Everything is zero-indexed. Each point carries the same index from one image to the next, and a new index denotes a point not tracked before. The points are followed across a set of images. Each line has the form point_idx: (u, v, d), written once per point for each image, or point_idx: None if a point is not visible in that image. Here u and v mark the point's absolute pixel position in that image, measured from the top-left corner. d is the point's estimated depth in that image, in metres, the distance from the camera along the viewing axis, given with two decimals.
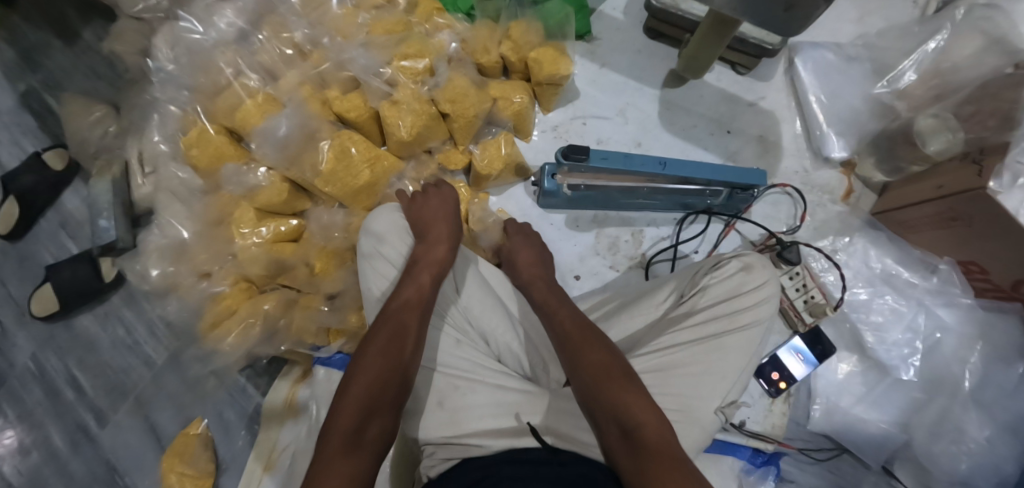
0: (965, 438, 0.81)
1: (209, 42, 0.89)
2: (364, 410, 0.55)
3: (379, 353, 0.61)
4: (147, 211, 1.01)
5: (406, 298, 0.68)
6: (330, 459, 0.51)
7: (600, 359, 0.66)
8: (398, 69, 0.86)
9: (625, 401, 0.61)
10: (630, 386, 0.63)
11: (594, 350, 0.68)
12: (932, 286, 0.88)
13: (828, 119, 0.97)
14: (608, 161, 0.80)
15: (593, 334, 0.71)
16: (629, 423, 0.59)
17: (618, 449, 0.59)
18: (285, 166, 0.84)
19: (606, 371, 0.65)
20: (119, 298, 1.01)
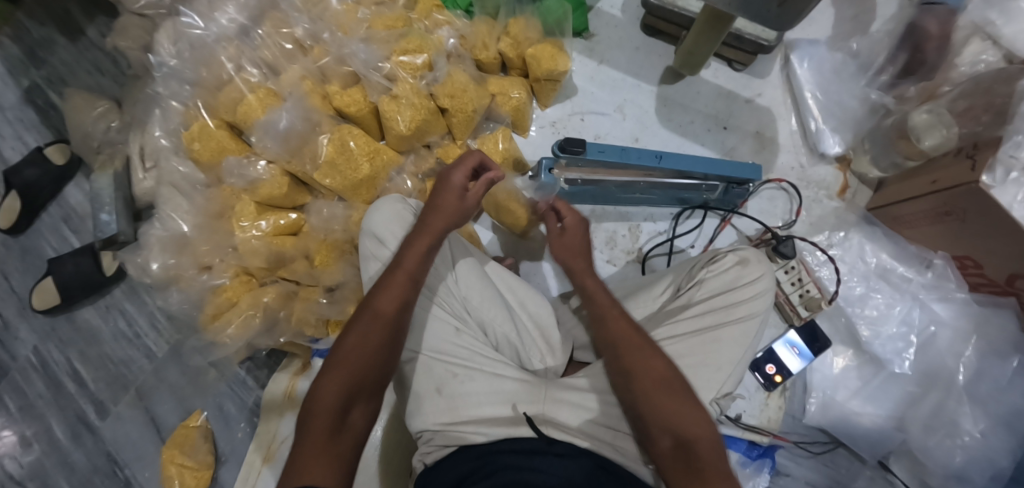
0: (960, 432, 0.81)
1: (210, 37, 0.90)
2: (344, 393, 0.56)
3: (370, 339, 0.60)
4: (148, 205, 1.02)
5: (393, 277, 0.65)
6: (311, 444, 0.53)
7: (653, 366, 0.62)
8: (397, 64, 0.86)
9: (676, 413, 0.59)
10: (678, 393, 0.61)
11: (646, 356, 0.63)
12: (927, 280, 0.89)
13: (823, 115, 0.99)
14: (605, 154, 0.82)
15: (640, 334, 0.65)
16: (674, 427, 0.58)
17: (666, 460, 0.58)
18: (286, 159, 0.85)
19: (661, 383, 0.61)
20: (120, 291, 1.02)
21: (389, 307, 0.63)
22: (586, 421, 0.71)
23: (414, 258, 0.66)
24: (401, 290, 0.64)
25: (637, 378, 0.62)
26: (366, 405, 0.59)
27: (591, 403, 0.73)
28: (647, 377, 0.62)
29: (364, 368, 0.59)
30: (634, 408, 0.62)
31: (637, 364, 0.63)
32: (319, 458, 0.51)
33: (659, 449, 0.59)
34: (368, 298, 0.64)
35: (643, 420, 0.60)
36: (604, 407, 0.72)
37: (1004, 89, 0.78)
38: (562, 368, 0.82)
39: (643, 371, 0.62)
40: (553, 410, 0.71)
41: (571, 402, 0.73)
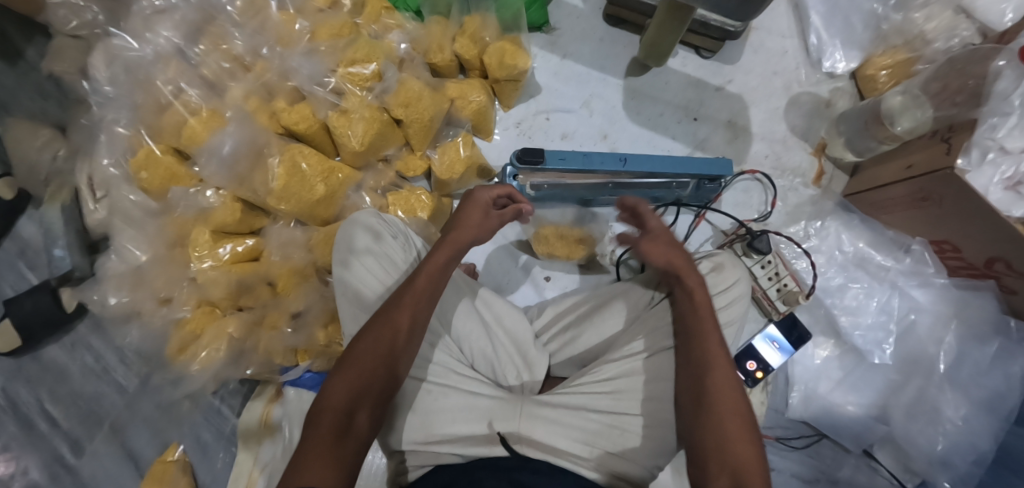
0: (942, 419, 0.80)
1: (147, 59, 0.86)
2: (354, 396, 0.55)
3: (384, 347, 0.60)
4: (104, 235, 0.98)
5: (407, 292, 0.64)
6: (316, 441, 0.51)
7: (728, 400, 0.61)
8: (344, 76, 0.82)
9: (736, 449, 0.57)
10: (741, 428, 0.59)
11: (727, 388, 0.61)
12: (905, 267, 0.87)
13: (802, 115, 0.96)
14: (565, 162, 0.80)
15: (731, 372, 0.63)
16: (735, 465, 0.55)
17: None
18: (234, 186, 0.81)
19: (736, 417, 0.59)
20: (85, 326, 0.99)
21: (404, 320, 0.62)
22: (563, 439, 0.68)
23: (424, 276, 0.66)
24: (417, 306, 0.64)
25: (717, 405, 0.60)
26: (373, 410, 0.57)
27: (566, 418, 0.70)
28: (724, 407, 0.60)
29: (382, 379, 0.58)
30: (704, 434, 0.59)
31: (718, 395, 0.61)
32: (322, 459, 0.49)
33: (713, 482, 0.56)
34: (382, 307, 0.63)
35: (702, 441, 0.59)
36: (581, 422, 0.70)
37: (978, 71, 0.75)
38: (538, 385, 0.79)
39: (721, 400, 0.61)
40: (530, 426, 0.69)
41: (549, 418, 0.70)
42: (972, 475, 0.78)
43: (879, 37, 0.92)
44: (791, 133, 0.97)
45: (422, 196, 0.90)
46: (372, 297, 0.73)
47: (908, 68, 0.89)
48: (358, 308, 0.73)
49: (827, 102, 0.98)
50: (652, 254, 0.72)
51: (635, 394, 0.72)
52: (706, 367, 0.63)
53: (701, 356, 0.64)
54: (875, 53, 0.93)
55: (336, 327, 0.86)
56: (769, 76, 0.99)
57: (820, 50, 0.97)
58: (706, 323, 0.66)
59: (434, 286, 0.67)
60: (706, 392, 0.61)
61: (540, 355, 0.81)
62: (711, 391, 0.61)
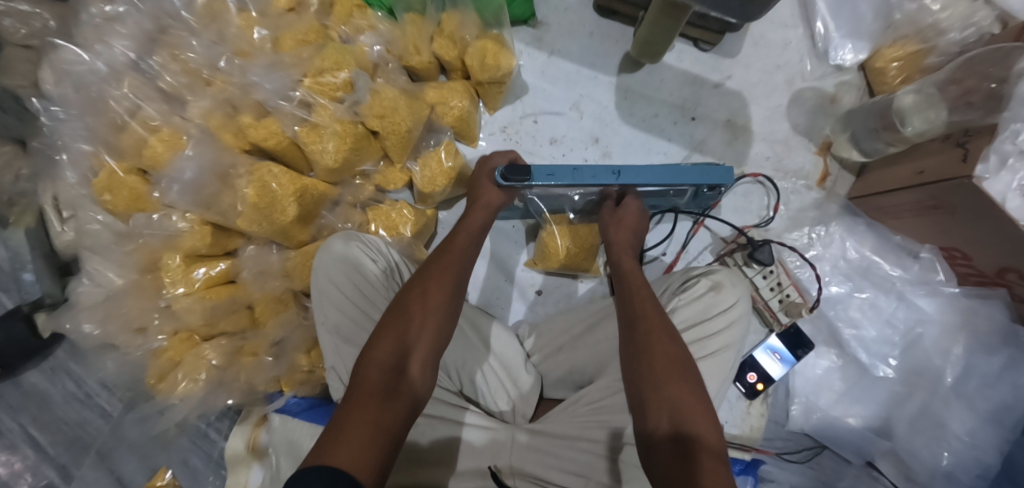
0: (947, 434, 0.77)
1: (99, 75, 0.79)
2: (399, 355, 0.55)
3: (426, 319, 0.59)
4: (75, 257, 0.94)
5: (438, 270, 0.64)
6: (361, 398, 0.50)
7: (672, 373, 0.56)
8: (312, 88, 0.76)
9: (674, 394, 0.55)
10: (697, 401, 0.54)
11: (677, 359, 0.58)
12: (912, 275, 0.83)
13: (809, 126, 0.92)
14: (554, 178, 0.72)
15: (675, 344, 0.59)
16: (681, 413, 0.53)
17: (663, 462, 0.51)
18: (200, 210, 0.76)
19: (668, 359, 0.58)
20: (63, 352, 0.96)
21: (442, 292, 0.62)
22: (554, 470, 0.66)
23: (453, 253, 0.67)
24: (453, 276, 0.64)
25: (653, 380, 0.56)
26: (424, 367, 0.56)
27: (562, 449, 0.67)
28: (663, 379, 0.56)
29: (425, 348, 0.57)
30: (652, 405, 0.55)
31: (669, 367, 0.57)
32: (364, 419, 0.48)
33: (659, 456, 0.52)
34: (416, 280, 0.63)
35: (644, 406, 0.55)
36: (580, 454, 0.66)
37: (999, 72, 0.69)
38: (531, 410, 0.76)
39: (670, 373, 0.56)
40: (522, 459, 0.66)
41: (538, 448, 0.67)
42: None
43: (890, 28, 0.86)
44: (793, 132, 0.92)
45: (404, 212, 0.85)
46: (353, 325, 0.69)
47: (920, 61, 0.83)
48: (338, 338, 0.68)
49: (832, 98, 0.91)
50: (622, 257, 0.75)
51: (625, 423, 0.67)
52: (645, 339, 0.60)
53: (634, 311, 0.64)
54: (883, 45, 0.87)
55: (318, 351, 0.84)
56: (771, 70, 0.93)
57: (825, 42, 0.90)
58: (645, 303, 0.65)
59: (463, 264, 0.67)
60: (640, 365, 0.58)
61: (531, 378, 0.78)
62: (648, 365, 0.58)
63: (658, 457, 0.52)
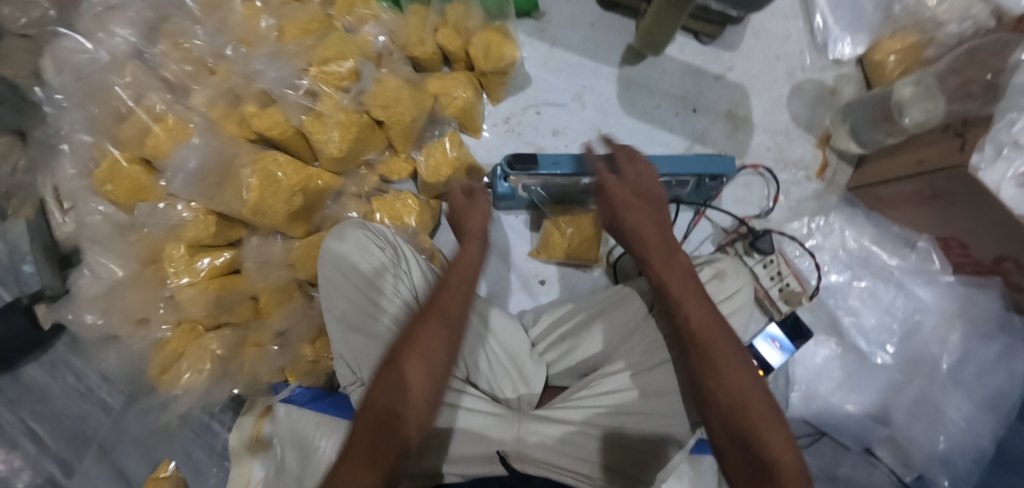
0: (945, 420, 0.79)
1: (101, 64, 0.79)
2: (391, 402, 0.50)
3: (417, 363, 0.52)
4: (76, 249, 0.93)
5: (432, 309, 0.56)
6: (355, 455, 0.47)
7: (734, 374, 0.50)
8: (318, 76, 0.76)
9: (734, 389, 0.49)
10: (761, 401, 0.49)
11: (732, 355, 0.51)
12: (910, 265, 0.84)
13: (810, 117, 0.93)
14: (560, 167, 0.74)
15: (718, 323, 0.54)
16: (743, 411, 0.48)
17: (740, 479, 0.46)
18: (205, 200, 0.75)
19: (719, 346, 0.52)
20: (63, 345, 0.95)
21: (436, 329, 0.55)
22: (560, 456, 0.65)
23: (456, 273, 0.60)
24: (448, 311, 0.56)
25: (711, 393, 0.50)
26: (418, 409, 0.51)
27: (577, 436, 0.67)
28: (716, 384, 0.50)
29: (418, 393, 0.51)
30: (717, 418, 0.49)
31: (730, 370, 0.50)
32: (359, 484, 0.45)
33: (732, 472, 0.47)
34: (411, 321, 0.56)
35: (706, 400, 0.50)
36: (595, 441, 0.67)
37: (996, 64, 0.70)
38: (536, 398, 0.76)
39: (728, 375, 0.50)
40: (529, 445, 0.65)
41: (544, 435, 0.66)
42: (972, 474, 0.78)
43: (889, 19, 0.88)
44: (794, 124, 0.93)
45: (409, 201, 0.85)
46: (360, 313, 0.70)
47: (918, 52, 0.84)
48: (345, 326, 0.69)
49: (832, 90, 0.93)
50: (628, 214, 0.61)
51: (637, 409, 0.69)
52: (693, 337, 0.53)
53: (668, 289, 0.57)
54: (883, 37, 0.88)
55: (323, 341, 0.84)
56: (771, 62, 0.94)
57: (825, 34, 0.92)
58: (683, 284, 0.57)
59: (461, 292, 0.59)
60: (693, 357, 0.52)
61: (537, 367, 0.77)
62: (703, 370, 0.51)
63: (734, 474, 0.47)
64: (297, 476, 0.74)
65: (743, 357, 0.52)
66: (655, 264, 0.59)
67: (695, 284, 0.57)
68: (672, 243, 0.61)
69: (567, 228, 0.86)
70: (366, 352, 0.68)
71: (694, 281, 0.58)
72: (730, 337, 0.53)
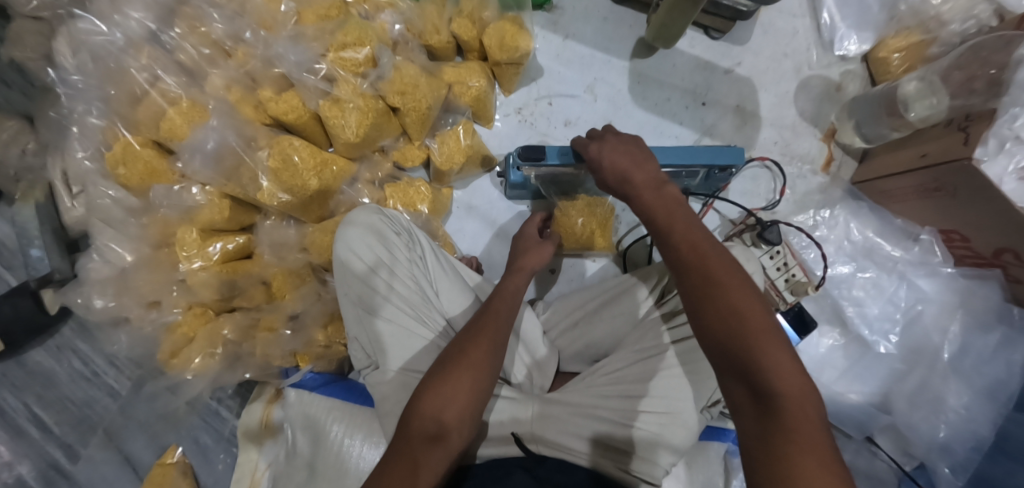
0: (945, 408, 0.80)
1: (117, 46, 0.78)
2: (440, 409, 0.52)
3: (465, 376, 0.55)
4: (83, 234, 0.93)
5: (480, 330, 0.60)
6: (400, 457, 0.49)
7: (733, 299, 0.44)
8: (335, 62, 0.76)
9: (729, 318, 0.44)
10: (763, 325, 0.43)
11: (728, 279, 0.45)
12: (913, 256, 0.86)
13: (816, 112, 0.95)
14: (564, 158, 0.74)
15: (715, 254, 0.47)
16: (740, 343, 0.42)
17: (745, 416, 0.42)
18: (221, 182, 0.76)
19: (713, 272, 0.46)
20: (70, 330, 0.95)
21: (484, 348, 0.58)
22: (563, 434, 0.66)
23: (501, 301, 0.65)
24: (495, 335, 0.60)
25: (704, 323, 0.45)
26: (462, 418, 0.53)
27: (575, 417, 0.67)
28: (708, 312, 0.44)
29: (464, 406, 0.53)
30: (715, 350, 0.44)
31: (724, 294, 0.44)
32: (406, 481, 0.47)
33: (738, 408, 0.43)
34: (457, 339, 0.59)
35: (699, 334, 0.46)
36: (592, 423, 0.67)
37: (1000, 59, 0.72)
38: (548, 383, 0.77)
39: (725, 300, 0.44)
40: (540, 425, 0.66)
41: (550, 415, 0.67)
42: (971, 462, 0.78)
43: (894, 19, 0.90)
44: (800, 119, 0.95)
45: (422, 188, 0.87)
46: (374, 296, 0.70)
47: (923, 50, 0.86)
48: (361, 309, 0.70)
49: (838, 86, 0.95)
50: (608, 156, 0.58)
51: (642, 392, 0.68)
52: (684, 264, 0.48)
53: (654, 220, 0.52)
54: (887, 36, 0.91)
55: (335, 327, 0.84)
56: (779, 58, 0.96)
57: (832, 31, 0.95)
58: (670, 212, 0.52)
59: (504, 321, 0.63)
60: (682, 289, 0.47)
61: (548, 353, 0.79)
62: (694, 299, 0.46)
63: (740, 410, 0.43)
64: (311, 460, 0.76)
65: (744, 277, 0.46)
66: (641, 194, 0.54)
67: (686, 210, 0.52)
68: (660, 174, 0.56)
69: (578, 217, 0.85)
70: (385, 336, 0.68)
71: (685, 206, 0.52)
72: (727, 258, 0.47)
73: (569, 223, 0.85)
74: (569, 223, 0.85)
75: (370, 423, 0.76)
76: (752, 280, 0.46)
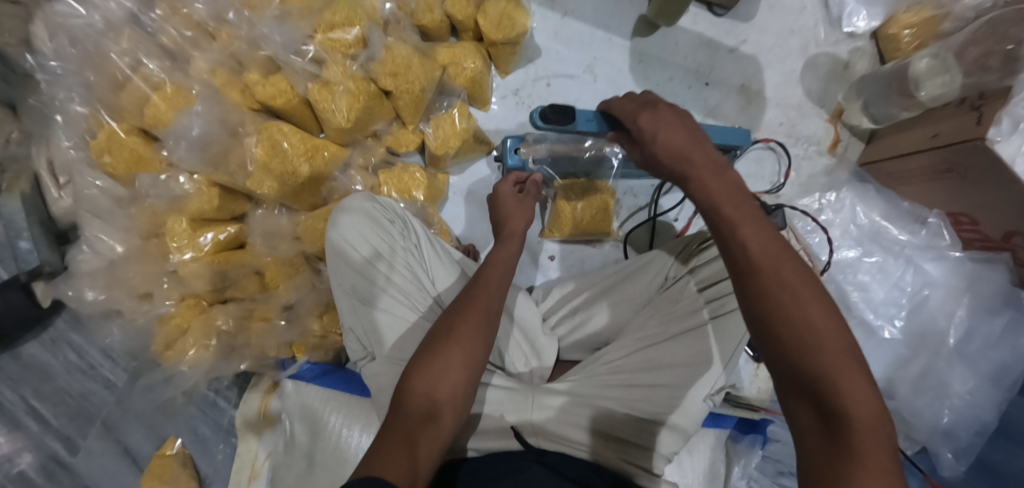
0: (949, 393, 0.78)
1: (94, 28, 0.75)
2: (432, 384, 0.51)
3: (457, 350, 0.54)
4: (72, 225, 0.91)
5: (473, 303, 0.58)
6: (395, 431, 0.47)
7: (810, 311, 0.40)
8: (326, 43, 0.73)
9: (803, 331, 0.39)
10: (840, 342, 0.39)
11: (804, 287, 0.40)
12: (920, 240, 0.84)
13: (822, 92, 0.92)
14: (593, 124, 0.71)
15: (794, 262, 0.42)
16: (813, 360, 0.38)
17: (809, 434, 0.39)
18: (208, 170, 0.74)
19: (788, 279, 0.41)
20: (63, 322, 0.93)
21: (474, 323, 0.56)
22: (564, 424, 0.65)
23: (494, 273, 0.63)
24: (488, 308, 0.58)
25: (773, 332, 0.40)
26: (455, 393, 0.52)
27: (578, 407, 0.66)
28: (779, 320, 0.40)
29: (457, 382, 0.52)
30: (781, 362, 0.41)
31: (800, 304, 0.40)
32: (398, 451, 0.45)
33: (801, 426, 0.40)
34: (448, 313, 0.58)
35: (764, 340, 0.42)
36: (595, 414, 0.66)
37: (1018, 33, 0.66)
38: (548, 372, 0.75)
39: (798, 309, 0.40)
40: (542, 417, 0.65)
41: (557, 408, 0.66)
42: (974, 447, 0.77)
43: None
44: (806, 98, 0.92)
45: (417, 174, 0.84)
46: (368, 286, 0.69)
47: (935, 26, 0.81)
48: (356, 300, 0.68)
49: (845, 64, 0.92)
50: (662, 132, 0.53)
51: (648, 382, 0.68)
52: (752, 265, 0.42)
53: (718, 211, 0.46)
54: (898, 11, 0.87)
55: (331, 316, 0.84)
56: (785, 35, 0.93)
57: (840, 7, 0.91)
58: (735, 203, 0.46)
59: (498, 296, 0.61)
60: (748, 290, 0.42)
61: (549, 341, 0.77)
62: (762, 303, 0.41)
63: (801, 428, 0.40)
64: (310, 451, 0.75)
65: (817, 288, 0.42)
66: (702, 179, 0.48)
67: (751, 201, 0.46)
68: (721, 156, 0.50)
69: (578, 203, 0.85)
70: (382, 326, 0.67)
71: (751, 199, 0.46)
72: (801, 265, 0.42)
73: (569, 208, 0.85)
74: (569, 209, 0.85)
75: (366, 412, 0.75)
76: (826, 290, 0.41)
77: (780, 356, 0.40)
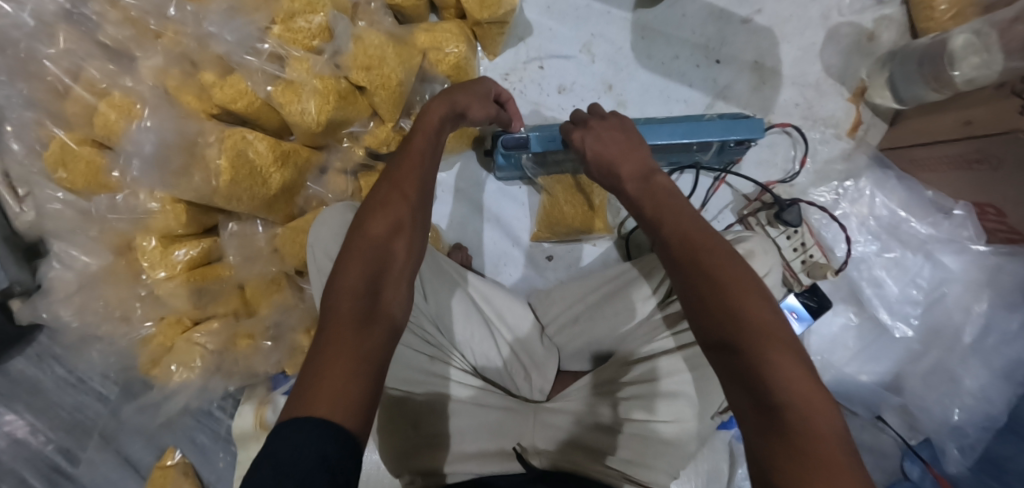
0: (960, 389, 0.76)
1: (24, 30, 0.66)
2: (370, 278, 0.45)
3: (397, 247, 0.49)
4: (41, 239, 0.81)
5: (396, 193, 0.51)
6: (335, 333, 0.41)
7: (749, 306, 0.39)
8: (282, 38, 0.65)
9: (742, 317, 0.38)
10: (770, 331, 0.37)
11: (739, 282, 0.40)
12: (943, 232, 0.79)
13: (845, 67, 0.83)
14: (553, 145, 0.68)
15: (739, 263, 0.42)
16: (746, 345, 0.37)
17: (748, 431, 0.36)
18: (167, 189, 0.67)
19: (727, 269, 0.41)
20: (46, 337, 0.91)
21: (406, 209, 0.51)
22: (567, 441, 0.61)
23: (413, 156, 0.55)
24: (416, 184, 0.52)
25: (710, 328, 0.40)
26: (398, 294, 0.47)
27: (579, 420, 0.63)
28: (708, 314, 0.40)
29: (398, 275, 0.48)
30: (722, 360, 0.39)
31: (738, 299, 0.39)
32: (339, 355, 0.39)
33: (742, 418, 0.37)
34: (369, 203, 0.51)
35: (704, 334, 0.41)
36: (597, 433, 0.61)
37: None
38: (548, 383, 0.70)
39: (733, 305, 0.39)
40: (544, 437, 0.62)
41: (557, 427, 0.63)
42: (981, 441, 0.75)
43: None
44: (826, 74, 0.83)
45: None
46: None
47: None
48: None
49: (871, 34, 0.83)
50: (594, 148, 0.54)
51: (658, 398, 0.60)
52: (680, 260, 0.43)
53: (650, 218, 0.48)
54: None
55: None
56: (805, 1, 0.83)
57: None
58: (660, 204, 0.47)
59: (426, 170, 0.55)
60: (685, 283, 0.42)
61: (548, 354, 0.73)
62: (695, 301, 0.41)
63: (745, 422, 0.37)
64: None
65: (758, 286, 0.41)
66: (626, 189, 0.51)
67: (678, 202, 0.48)
68: (650, 164, 0.52)
69: (565, 202, 0.81)
70: None
71: (677, 198, 0.48)
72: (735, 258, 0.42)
73: (552, 201, 0.82)
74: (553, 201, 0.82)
75: None
76: (763, 285, 0.41)
77: (723, 353, 0.39)
